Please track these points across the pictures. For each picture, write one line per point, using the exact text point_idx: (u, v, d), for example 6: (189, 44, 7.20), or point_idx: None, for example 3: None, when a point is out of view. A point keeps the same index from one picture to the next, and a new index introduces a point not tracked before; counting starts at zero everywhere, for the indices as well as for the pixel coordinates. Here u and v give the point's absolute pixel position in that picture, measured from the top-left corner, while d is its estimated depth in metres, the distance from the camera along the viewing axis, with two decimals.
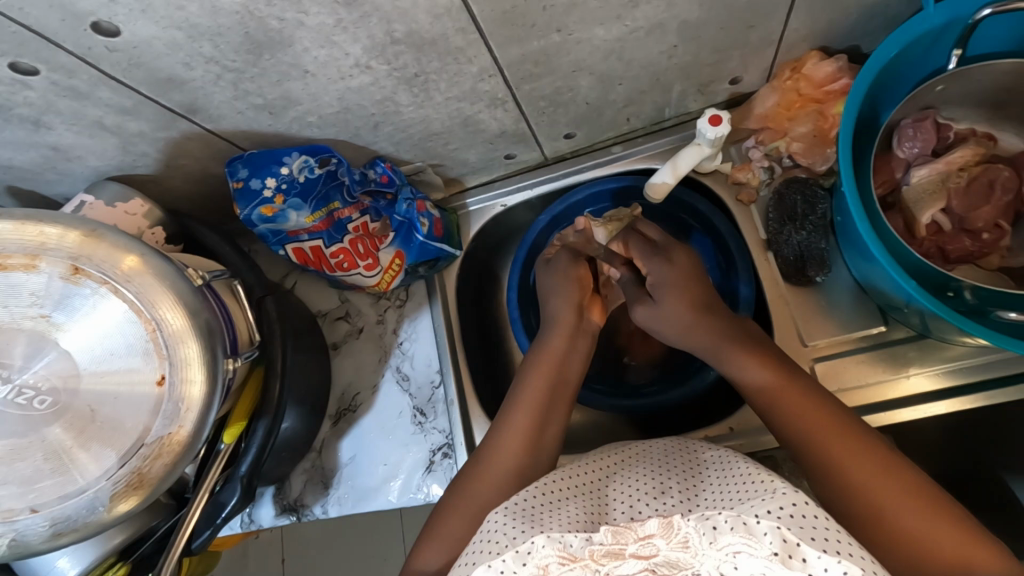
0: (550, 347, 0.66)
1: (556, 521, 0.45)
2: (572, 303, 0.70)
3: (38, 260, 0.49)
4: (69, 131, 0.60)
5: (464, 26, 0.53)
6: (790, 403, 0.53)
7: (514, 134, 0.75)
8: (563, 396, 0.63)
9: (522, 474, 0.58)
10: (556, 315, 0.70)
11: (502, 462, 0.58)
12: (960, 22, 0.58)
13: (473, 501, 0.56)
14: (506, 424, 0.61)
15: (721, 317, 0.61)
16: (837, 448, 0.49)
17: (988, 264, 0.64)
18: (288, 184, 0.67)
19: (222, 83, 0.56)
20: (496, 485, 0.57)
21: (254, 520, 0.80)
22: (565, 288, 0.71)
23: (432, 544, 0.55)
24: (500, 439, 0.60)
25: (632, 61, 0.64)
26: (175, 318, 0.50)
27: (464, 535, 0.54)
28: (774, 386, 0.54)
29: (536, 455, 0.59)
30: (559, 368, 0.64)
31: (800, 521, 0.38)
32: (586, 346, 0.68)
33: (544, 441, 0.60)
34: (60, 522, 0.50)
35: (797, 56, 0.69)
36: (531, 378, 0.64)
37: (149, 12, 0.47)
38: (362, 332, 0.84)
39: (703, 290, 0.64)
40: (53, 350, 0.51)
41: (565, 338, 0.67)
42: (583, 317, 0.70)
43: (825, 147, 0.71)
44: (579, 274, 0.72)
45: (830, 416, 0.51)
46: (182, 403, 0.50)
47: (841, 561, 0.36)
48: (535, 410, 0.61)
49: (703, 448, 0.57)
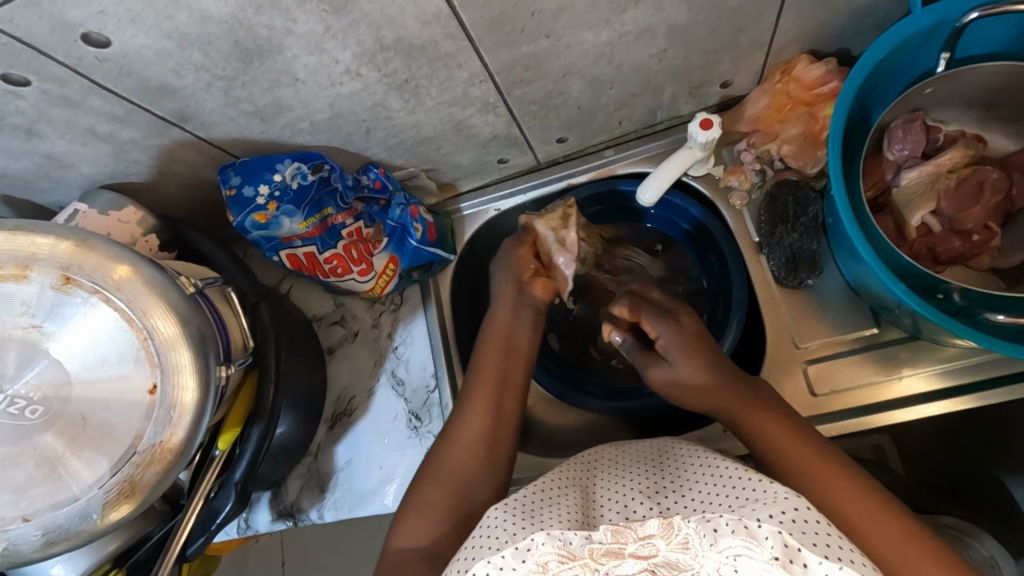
0: (496, 319, 0.68)
1: (555, 517, 0.45)
2: (512, 279, 0.70)
3: (29, 270, 0.50)
4: (62, 139, 0.60)
5: (454, 32, 0.54)
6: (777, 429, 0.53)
7: (507, 138, 0.75)
8: (519, 360, 0.65)
9: (488, 442, 0.59)
10: (497, 291, 0.71)
11: (470, 428, 0.60)
12: (948, 25, 0.58)
13: (451, 474, 0.57)
14: (468, 393, 0.62)
15: (720, 369, 0.59)
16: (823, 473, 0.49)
17: (978, 265, 0.64)
18: (281, 190, 0.68)
19: (213, 90, 0.56)
20: (465, 449, 0.58)
21: (250, 525, 0.80)
22: (507, 265, 0.72)
23: (411, 524, 0.54)
24: (465, 405, 0.62)
25: (622, 65, 0.64)
26: (167, 327, 0.50)
27: (435, 499, 0.55)
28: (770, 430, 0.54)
29: (500, 421, 0.61)
30: (505, 337, 0.66)
31: (801, 527, 0.38)
32: (530, 319, 0.68)
33: (504, 409, 0.61)
34: (52, 530, 0.51)
35: (787, 59, 0.69)
36: (484, 349, 0.66)
37: (138, 22, 0.47)
38: (357, 336, 0.85)
39: (708, 346, 0.61)
40: (44, 358, 0.51)
41: (510, 308, 0.69)
42: (525, 294, 0.70)
43: (816, 149, 0.71)
44: (521, 254, 0.72)
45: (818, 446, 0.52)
46: (175, 411, 0.50)
47: (843, 568, 0.37)
48: (493, 380, 0.62)
49: (691, 450, 0.56)
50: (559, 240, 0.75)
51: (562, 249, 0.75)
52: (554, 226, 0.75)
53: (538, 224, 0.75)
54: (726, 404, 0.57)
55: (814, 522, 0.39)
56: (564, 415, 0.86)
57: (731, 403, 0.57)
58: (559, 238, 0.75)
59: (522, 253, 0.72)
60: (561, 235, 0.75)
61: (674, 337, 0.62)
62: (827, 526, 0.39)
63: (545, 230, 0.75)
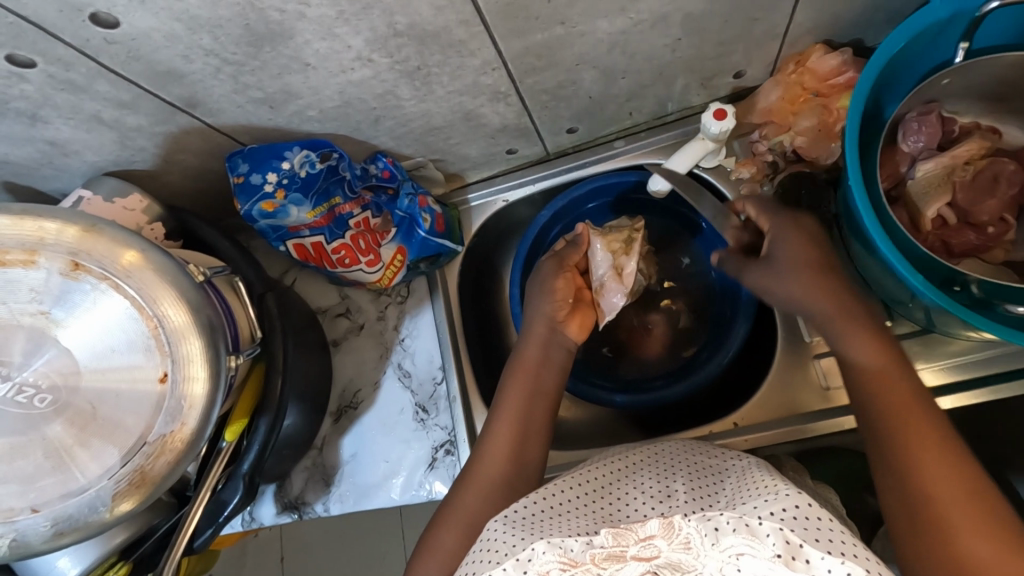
0: (526, 352, 0.68)
1: (558, 528, 0.45)
2: (546, 317, 0.69)
3: (37, 255, 0.49)
4: (67, 124, 0.59)
5: (468, 18, 0.53)
6: (916, 456, 0.45)
7: (516, 129, 0.74)
8: (544, 401, 0.64)
9: (511, 483, 0.59)
10: (528, 326, 0.70)
11: (490, 473, 0.59)
12: (965, 15, 0.57)
13: (463, 512, 0.57)
14: (490, 437, 0.62)
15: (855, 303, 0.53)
16: (966, 527, 0.42)
17: (993, 258, 0.63)
18: (289, 179, 0.66)
19: (222, 75, 0.55)
20: (486, 492, 0.58)
21: (254, 518, 0.79)
22: (545, 301, 0.70)
23: (427, 558, 0.55)
24: (485, 447, 0.62)
25: (636, 55, 0.63)
26: (177, 314, 0.49)
27: (457, 548, 0.55)
28: (881, 379, 0.49)
29: (523, 464, 0.60)
30: (536, 375, 0.66)
31: (804, 523, 0.38)
32: (561, 359, 0.68)
33: (529, 449, 0.61)
34: (61, 521, 0.49)
35: (800, 49, 0.67)
36: (511, 382, 0.65)
37: (148, 4, 0.46)
38: (363, 328, 0.84)
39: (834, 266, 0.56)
40: (53, 346, 0.50)
41: (540, 347, 0.68)
42: (555, 335, 0.69)
43: (830, 141, 0.71)
44: (557, 288, 0.70)
45: (964, 480, 0.44)
46: (184, 401, 0.49)
47: (844, 562, 0.36)
48: (517, 423, 0.62)
49: (708, 458, 0.57)
50: (616, 268, 0.74)
51: (616, 281, 0.74)
52: (616, 249, 0.75)
53: (599, 243, 0.74)
54: (882, 395, 0.49)
55: (817, 518, 0.38)
56: (567, 408, 0.86)
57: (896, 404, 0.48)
58: (616, 265, 0.74)
59: (560, 283, 0.71)
60: (619, 263, 0.74)
61: (786, 232, 0.58)
62: (833, 523, 0.38)
63: (604, 253, 0.74)
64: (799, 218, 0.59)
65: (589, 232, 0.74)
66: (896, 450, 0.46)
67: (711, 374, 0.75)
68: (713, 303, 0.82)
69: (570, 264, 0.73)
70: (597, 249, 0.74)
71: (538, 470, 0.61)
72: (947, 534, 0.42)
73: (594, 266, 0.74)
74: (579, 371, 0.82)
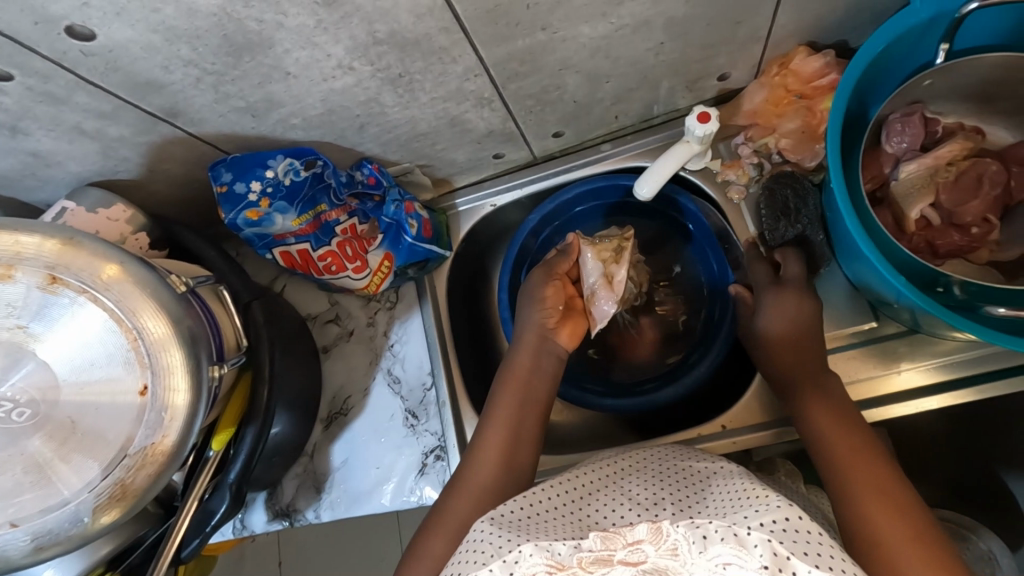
0: (516, 361, 0.68)
1: (546, 531, 0.45)
2: (535, 326, 0.69)
3: (15, 270, 0.49)
4: (48, 136, 0.59)
5: (448, 25, 0.53)
6: (866, 503, 0.49)
7: (502, 134, 0.74)
8: (533, 410, 0.64)
9: (503, 490, 0.59)
10: (519, 335, 0.70)
11: (479, 479, 0.59)
12: (946, 17, 0.57)
13: (452, 518, 0.57)
14: (480, 443, 0.62)
15: (815, 366, 0.62)
16: (911, 564, 0.45)
17: (977, 258, 0.64)
18: (273, 187, 0.66)
19: (202, 85, 0.55)
20: (475, 499, 0.58)
21: (246, 525, 0.79)
22: (537, 310, 0.70)
23: (414, 562, 0.55)
24: (474, 455, 0.61)
25: (619, 59, 0.63)
26: (157, 326, 0.49)
27: (444, 553, 0.55)
28: (832, 434, 0.56)
29: (512, 471, 0.60)
30: (527, 384, 0.66)
31: (794, 536, 0.38)
32: (552, 367, 0.68)
33: (519, 455, 0.61)
34: (41, 536, 0.50)
35: (784, 52, 0.67)
36: (503, 390, 0.65)
37: (124, 15, 0.46)
38: (352, 334, 0.84)
39: (808, 329, 0.64)
40: (31, 360, 0.50)
41: (531, 356, 0.68)
42: (547, 343, 0.69)
43: (814, 143, 0.71)
44: (548, 297, 0.70)
45: (908, 518, 0.47)
46: (166, 413, 0.49)
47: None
48: (507, 429, 0.62)
49: (694, 463, 0.57)
50: (607, 276, 0.73)
51: (608, 289, 0.73)
52: (606, 258, 0.74)
53: (589, 252, 0.74)
54: (838, 452, 0.54)
55: (807, 532, 0.38)
56: (559, 412, 0.85)
57: (845, 451, 0.54)
58: (607, 273, 0.74)
59: (550, 292, 0.71)
60: (610, 271, 0.74)
61: (768, 296, 0.66)
62: (821, 535, 0.39)
63: (595, 261, 0.74)
64: (783, 285, 0.66)
65: (579, 241, 0.75)
66: (846, 493, 0.51)
67: (698, 377, 0.76)
68: (704, 306, 0.82)
69: (560, 273, 0.73)
70: (590, 263, 0.74)
71: (529, 475, 0.61)
72: (891, 560, 0.45)
73: (586, 274, 0.74)
74: (574, 375, 0.82)
